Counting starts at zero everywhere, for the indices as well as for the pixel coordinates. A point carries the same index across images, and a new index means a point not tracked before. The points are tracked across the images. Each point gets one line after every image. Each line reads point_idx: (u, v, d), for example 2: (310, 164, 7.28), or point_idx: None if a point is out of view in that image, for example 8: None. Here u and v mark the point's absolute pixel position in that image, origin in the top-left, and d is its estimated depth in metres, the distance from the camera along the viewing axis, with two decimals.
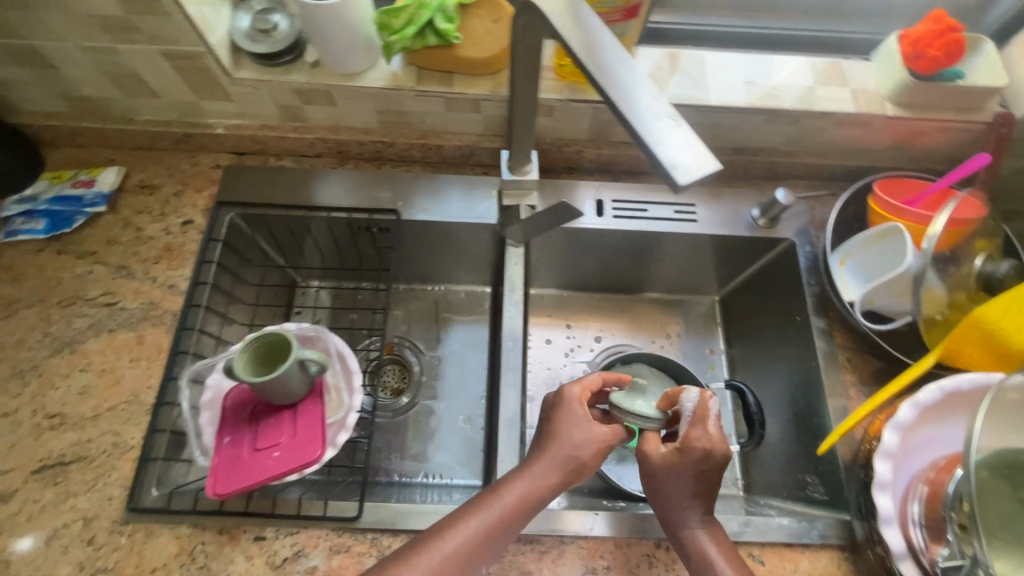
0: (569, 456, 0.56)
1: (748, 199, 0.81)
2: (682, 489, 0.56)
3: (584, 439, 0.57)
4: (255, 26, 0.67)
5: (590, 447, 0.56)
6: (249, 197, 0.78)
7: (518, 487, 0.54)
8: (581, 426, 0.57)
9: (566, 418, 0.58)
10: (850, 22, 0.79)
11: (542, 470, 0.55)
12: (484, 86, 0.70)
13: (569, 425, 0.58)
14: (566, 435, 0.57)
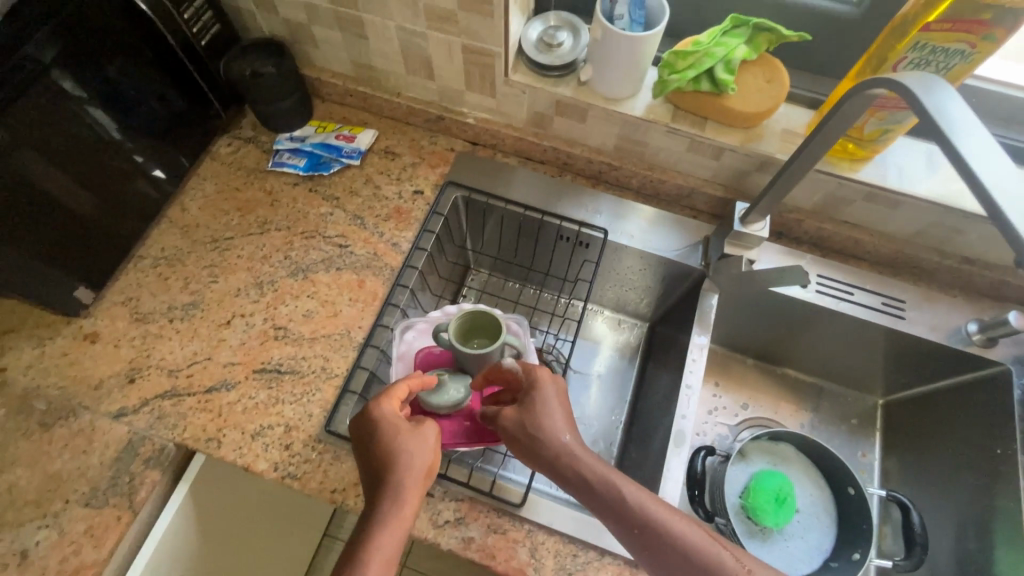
0: (415, 473, 0.51)
1: (963, 312, 0.78)
2: (557, 457, 0.53)
3: (404, 446, 0.52)
4: (543, 39, 0.74)
5: (425, 453, 0.52)
6: (475, 183, 0.86)
7: (409, 505, 0.49)
8: (392, 448, 0.52)
9: (381, 435, 0.53)
10: None
11: (408, 492, 0.50)
12: (735, 138, 0.72)
13: (389, 442, 0.52)
14: (398, 461, 0.51)
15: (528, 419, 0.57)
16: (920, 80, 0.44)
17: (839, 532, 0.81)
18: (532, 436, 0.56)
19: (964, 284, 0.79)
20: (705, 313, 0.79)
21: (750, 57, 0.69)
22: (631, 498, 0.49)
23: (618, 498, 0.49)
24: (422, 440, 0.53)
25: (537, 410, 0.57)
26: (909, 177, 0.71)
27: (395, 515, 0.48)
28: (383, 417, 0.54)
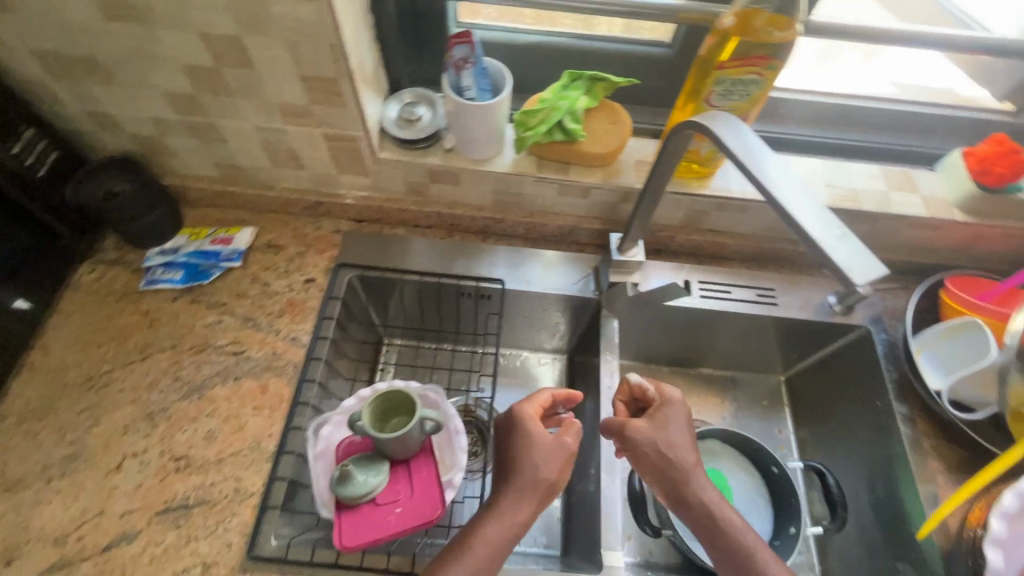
0: (538, 481, 0.60)
1: (823, 288, 0.88)
2: (666, 468, 0.61)
3: (530, 454, 0.61)
4: (402, 116, 0.77)
5: (553, 468, 0.61)
6: (367, 260, 0.85)
7: (522, 508, 0.58)
8: (523, 451, 0.61)
9: (518, 442, 0.62)
10: (914, 137, 0.89)
11: (524, 497, 0.59)
12: (597, 176, 0.78)
13: (525, 453, 0.61)
14: (528, 465, 0.60)
15: (652, 436, 0.63)
16: (715, 119, 0.52)
17: (774, 511, 0.87)
18: (647, 446, 0.63)
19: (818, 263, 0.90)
20: (609, 337, 0.84)
21: (592, 105, 0.76)
22: (726, 516, 0.59)
23: (718, 514, 0.59)
24: (550, 455, 0.61)
25: (667, 429, 0.64)
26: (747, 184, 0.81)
27: (507, 516, 0.58)
28: (519, 423, 0.64)
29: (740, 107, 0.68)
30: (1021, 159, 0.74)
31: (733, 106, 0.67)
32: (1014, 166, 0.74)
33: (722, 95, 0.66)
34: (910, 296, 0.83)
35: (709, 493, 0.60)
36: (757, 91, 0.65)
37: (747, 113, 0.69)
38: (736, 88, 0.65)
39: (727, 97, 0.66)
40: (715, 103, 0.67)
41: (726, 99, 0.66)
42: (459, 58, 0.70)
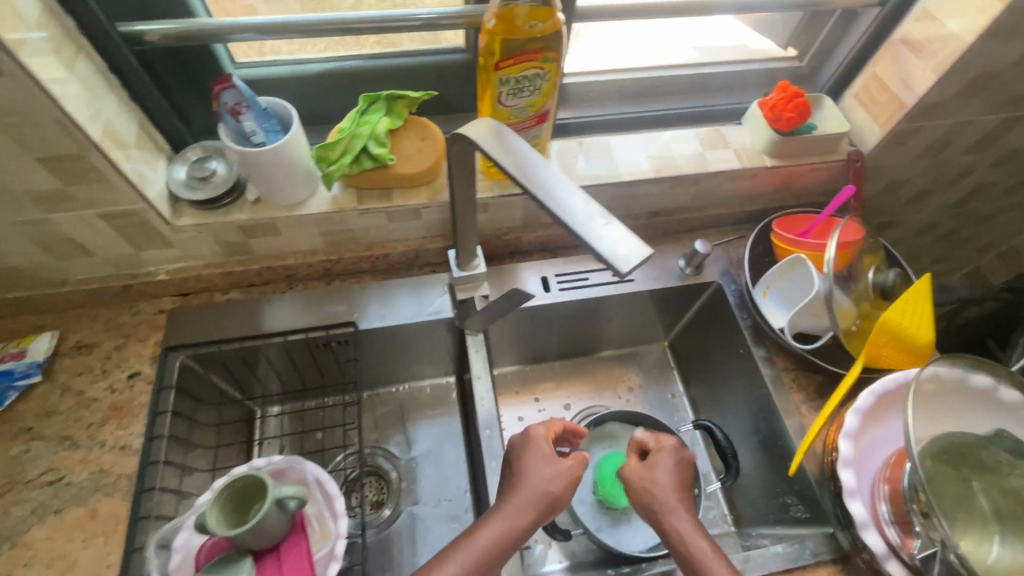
0: (535, 492, 0.58)
1: (673, 253, 0.91)
2: (653, 509, 0.60)
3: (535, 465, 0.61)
4: (192, 175, 0.70)
5: (559, 484, 0.59)
6: (198, 336, 0.77)
7: (519, 516, 0.57)
8: (532, 458, 0.61)
9: (531, 452, 0.62)
10: (718, 95, 0.94)
11: (521, 505, 0.58)
12: (422, 196, 0.75)
13: (534, 464, 0.60)
14: (532, 471, 0.60)
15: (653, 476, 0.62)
16: (478, 128, 0.49)
17: None
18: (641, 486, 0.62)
19: (664, 231, 0.92)
20: (475, 353, 0.80)
21: (396, 124, 0.73)
22: (715, 557, 0.56)
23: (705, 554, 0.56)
24: (555, 472, 0.60)
25: (659, 470, 0.63)
26: (573, 172, 0.81)
27: (506, 519, 0.56)
28: (533, 437, 0.64)
29: (536, 101, 0.66)
30: (803, 102, 0.80)
31: (528, 102, 0.66)
32: (799, 108, 0.80)
33: (512, 93, 0.64)
34: (749, 239, 0.88)
35: (698, 530, 0.58)
36: (545, 83, 0.64)
37: (545, 106, 0.68)
38: (523, 84, 0.64)
39: (517, 94, 0.65)
40: (508, 102, 0.65)
41: (517, 97, 0.65)
42: (232, 104, 0.64)
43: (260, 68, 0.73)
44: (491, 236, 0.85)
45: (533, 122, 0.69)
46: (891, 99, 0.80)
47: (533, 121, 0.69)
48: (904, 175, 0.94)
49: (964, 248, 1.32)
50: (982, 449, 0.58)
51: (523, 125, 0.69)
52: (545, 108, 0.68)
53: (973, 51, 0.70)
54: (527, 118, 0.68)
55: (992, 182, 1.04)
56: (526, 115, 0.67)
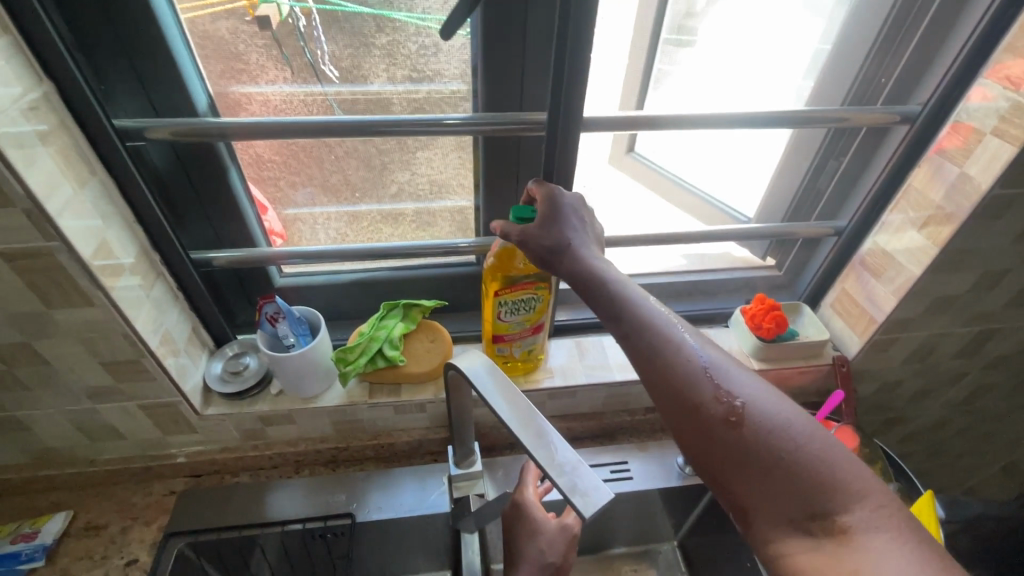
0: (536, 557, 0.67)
1: (672, 449, 0.92)
2: (556, 258, 0.59)
3: (528, 529, 0.70)
4: (227, 369, 0.79)
5: (557, 551, 0.68)
6: (200, 522, 0.79)
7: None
8: (525, 534, 0.70)
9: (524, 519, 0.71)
10: (704, 298, 1.04)
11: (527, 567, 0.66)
12: (429, 391, 0.82)
13: (531, 539, 0.69)
14: (527, 540, 0.69)
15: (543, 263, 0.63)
16: (473, 365, 0.55)
17: None
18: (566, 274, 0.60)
19: (662, 425, 0.95)
20: (469, 555, 0.78)
21: (410, 327, 0.83)
22: (697, 385, 0.49)
23: (641, 315, 0.54)
24: (554, 539, 0.69)
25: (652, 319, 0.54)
26: (570, 374, 0.88)
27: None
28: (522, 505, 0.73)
29: (531, 317, 0.76)
30: (779, 314, 0.87)
31: (525, 318, 0.76)
32: (777, 318, 0.87)
33: (510, 312, 0.74)
34: None
35: (662, 340, 0.52)
36: (540, 304, 0.75)
37: (540, 320, 0.77)
38: (518, 305, 0.74)
39: (514, 313, 0.75)
40: (507, 318, 0.75)
41: (514, 315, 0.75)
42: (272, 313, 0.75)
43: (303, 276, 0.86)
44: (492, 427, 0.89)
45: (528, 332, 0.78)
46: (862, 314, 0.88)
47: (529, 331, 0.78)
48: (895, 377, 0.97)
49: (990, 443, 1.27)
50: None
51: (520, 334, 0.78)
52: (540, 321, 0.78)
53: (924, 280, 0.78)
54: (523, 330, 0.78)
55: (993, 382, 1.05)
56: (522, 328, 0.77)
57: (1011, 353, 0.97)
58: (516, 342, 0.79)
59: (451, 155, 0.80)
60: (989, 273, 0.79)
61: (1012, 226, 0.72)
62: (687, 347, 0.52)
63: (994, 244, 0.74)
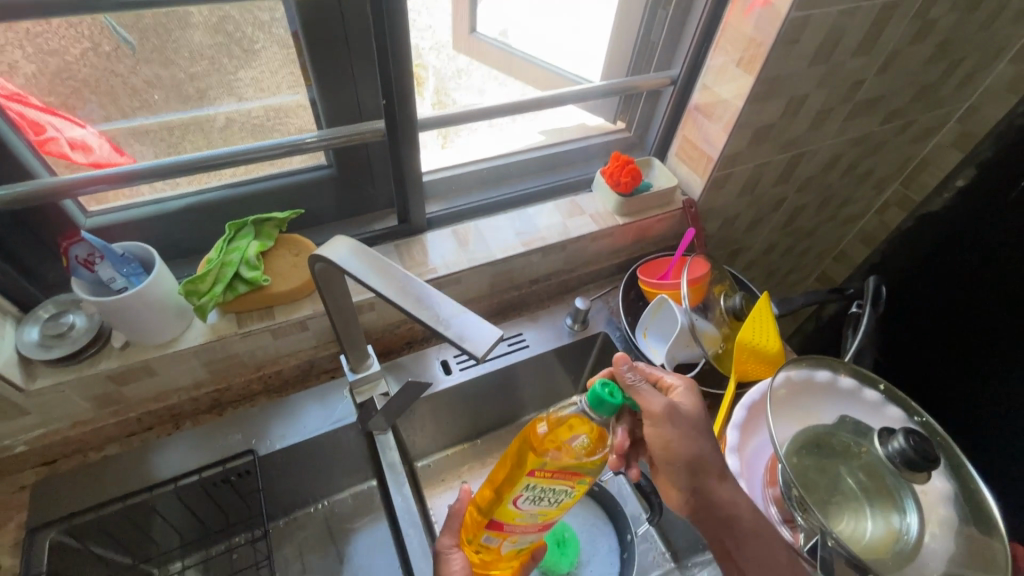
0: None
1: (560, 314, 0.98)
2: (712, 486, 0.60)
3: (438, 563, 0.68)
4: (46, 333, 0.67)
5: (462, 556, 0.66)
6: (70, 506, 0.69)
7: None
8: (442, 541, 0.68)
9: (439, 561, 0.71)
10: (567, 170, 1.07)
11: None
12: (307, 307, 0.77)
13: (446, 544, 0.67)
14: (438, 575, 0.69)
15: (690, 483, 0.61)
16: (338, 248, 0.52)
17: (615, 526, 0.89)
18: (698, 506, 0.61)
19: (547, 295, 1.01)
20: (388, 451, 0.80)
21: (266, 245, 0.75)
22: None
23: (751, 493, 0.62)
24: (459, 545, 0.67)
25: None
26: (453, 261, 0.87)
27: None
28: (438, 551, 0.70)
29: (546, 512, 0.66)
30: (633, 168, 0.93)
31: (541, 512, 0.66)
32: (632, 173, 0.93)
33: (530, 499, 0.63)
34: (621, 287, 0.98)
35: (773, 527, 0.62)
36: (569, 497, 0.65)
37: (553, 517, 0.68)
38: (550, 497, 0.64)
39: (537, 502, 0.64)
40: (524, 506, 0.64)
41: (535, 506, 0.64)
42: (85, 256, 0.63)
43: (118, 212, 0.73)
44: (384, 331, 0.87)
45: (533, 526, 0.68)
46: (701, 154, 0.96)
47: (535, 525, 0.68)
48: (733, 210, 1.10)
49: (806, 256, 1.55)
50: (833, 435, 0.68)
51: (530, 524, 0.67)
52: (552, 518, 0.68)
53: (746, 112, 0.86)
54: (533, 523, 0.67)
55: (805, 202, 1.25)
56: (534, 519, 0.67)
57: (815, 174, 1.15)
58: (516, 533, 0.68)
59: (281, 72, 0.73)
60: (794, 98, 0.89)
61: (808, 48, 0.81)
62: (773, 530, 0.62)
63: (796, 68, 0.84)
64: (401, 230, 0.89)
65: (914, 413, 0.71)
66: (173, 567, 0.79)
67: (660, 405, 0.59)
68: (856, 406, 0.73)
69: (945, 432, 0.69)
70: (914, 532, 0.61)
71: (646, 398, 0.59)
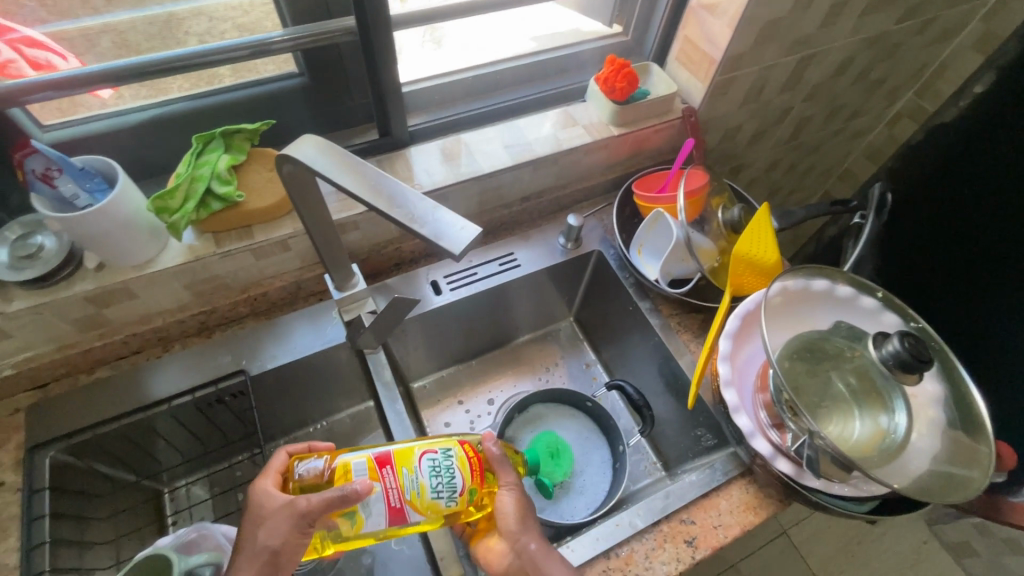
0: (261, 554, 0.52)
1: (553, 233, 0.95)
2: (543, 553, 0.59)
3: (265, 531, 0.52)
4: (15, 255, 0.64)
5: (273, 535, 0.52)
6: (67, 427, 0.70)
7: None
8: (255, 524, 0.54)
9: (252, 512, 0.55)
10: (560, 78, 1.00)
11: (249, 571, 0.51)
12: (287, 226, 0.74)
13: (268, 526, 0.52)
14: (251, 537, 0.53)
15: (519, 538, 0.59)
16: (309, 145, 0.50)
17: (607, 439, 0.90)
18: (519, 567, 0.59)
19: (539, 214, 0.97)
20: (380, 370, 0.80)
21: (238, 160, 0.71)
22: None
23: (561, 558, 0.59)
24: (278, 521, 0.52)
25: None
26: (438, 176, 0.83)
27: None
28: (266, 512, 0.54)
29: (418, 497, 0.57)
30: (629, 71, 0.87)
31: (416, 493, 0.57)
32: (627, 77, 0.87)
33: (433, 467, 0.58)
34: (615, 204, 0.95)
35: None
36: (450, 506, 0.58)
37: (411, 510, 0.57)
38: (444, 484, 0.58)
39: (432, 475, 0.58)
40: (422, 467, 0.58)
41: (428, 477, 0.58)
42: (42, 169, 0.59)
43: (75, 126, 0.69)
44: (371, 252, 0.85)
45: (393, 498, 0.57)
46: (703, 56, 0.89)
47: (396, 500, 0.57)
48: (736, 121, 1.04)
49: (811, 174, 1.49)
50: (826, 341, 0.67)
51: (399, 489, 0.57)
52: (409, 512, 0.57)
53: (752, 4, 0.79)
54: (402, 494, 0.57)
55: (812, 113, 1.18)
56: (407, 492, 0.57)
57: (824, 79, 1.07)
58: (376, 489, 0.57)
59: None
60: None
61: None
62: None
63: None
64: (383, 144, 0.84)
65: (911, 320, 0.70)
66: (181, 481, 0.82)
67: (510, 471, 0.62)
68: (853, 315, 0.72)
69: (941, 338, 0.68)
70: (902, 431, 0.61)
71: (501, 469, 0.61)
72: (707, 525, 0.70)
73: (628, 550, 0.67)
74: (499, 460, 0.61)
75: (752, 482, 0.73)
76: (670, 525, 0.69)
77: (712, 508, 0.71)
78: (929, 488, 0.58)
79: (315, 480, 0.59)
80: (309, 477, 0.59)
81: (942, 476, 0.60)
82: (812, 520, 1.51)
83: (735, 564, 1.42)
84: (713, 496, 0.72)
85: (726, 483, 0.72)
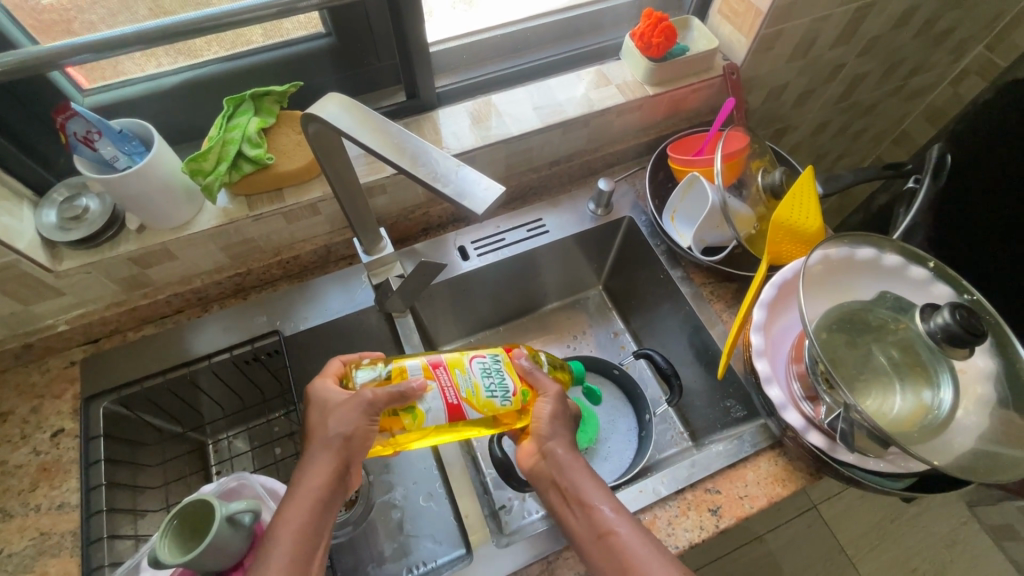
0: (333, 440, 0.54)
1: (583, 199, 0.93)
2: (567, 465, 0.57)
3: (336, 420, 0.55)
4: (63, 216, 0.67)
5: (345, 421, 0.55)
6: (118, 379, 0.74)
7: (302, 507, 0.52)
8: (320, 416, 0.57)
9: (318, 406, 0.58)
10: (594, 35, 0.96)
11: (323, 457, 0.54)
12: (316, 190, 0.74)
13: (334, 416, 0.55)
14: (321, 425, 0.56)
15: (546, 441, 0.59)
16: (333, 103, 0.51)
17: (633, 407, 0.90)
18: (544, 470, 0.59)
19: (569, 178, 0.95)
20: (408, 334, 0.82)
21: (267, 123, 0.72)
22: None
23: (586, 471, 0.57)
24: (346, 412, 0.55)
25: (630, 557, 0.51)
26: (465, 139, 0.81)
27: (311, 488, 0.53)
28: (333, 405, 0.57)
29: (473, 395, 0.60)
30: (667, 26, 0.82)
31: (471, 391, 0.60)
32: (664, 33, 0.82)
33: (483, 369, 0.62)
34: (648, 168, 0.92)
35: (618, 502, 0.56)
36: (504, 405, 0.61)
37: (468, 408, 0.60)
38: (496, 384, 0.61)
39: (485, 376, 0.62)
40: (474, 368, 0.62)
41: (480, 377, 0.61)
42: (83, 133, 0.59)
43: (115, 90, 0.71)
44: (399, 217, 0.85)
45: (449, 395, 0.59)
46: (748, 8, 0.83)
47: (452, 397, 0.59)
48: (781, 79, 0.98)
49: (862, 137, 1.39)
50: (869, 312, 0.64)
51: (454, 387, 0.60)
52: (466, 409, 0.60)
53: None
54: (457, 391, 0.60)
55: (867, 70, 1.09)
56: (462, 390, 0.60)
57: (883, 32, 0.99)
58: (432, 387, 0.59)
59: None
60: None
61: None
62: (586, 501, 0.55)
63: None
64: (410, 106, 0.83)
65: (965, 292, 0.65)
66: (223, 435, 0.86)
67: (547, 378, 0.63)
68: (899, 286, 0.68)
69: (997, 311, 0.64)
70: (946, 407, 0.59)
71: (540, 378, 0.63)
72: (732, 496, 0.69)
73: (651, 516, 0.68)
74: (533, 371, 0.63)
75: (781, 454, 0.71)
76: (695, 493, 0.69)
77: (738, 479, 0.70)
78: (973, 467, 0.55)
79: (373, 382, 0.61)
80: (369, 380, 0.61)
81: (986, 455, 0.57)
82: (843, 496, 1.49)
83: (761, 536, 1.42)
84: (740, 467, 0.71)
85: (754, 456, 0.71)
